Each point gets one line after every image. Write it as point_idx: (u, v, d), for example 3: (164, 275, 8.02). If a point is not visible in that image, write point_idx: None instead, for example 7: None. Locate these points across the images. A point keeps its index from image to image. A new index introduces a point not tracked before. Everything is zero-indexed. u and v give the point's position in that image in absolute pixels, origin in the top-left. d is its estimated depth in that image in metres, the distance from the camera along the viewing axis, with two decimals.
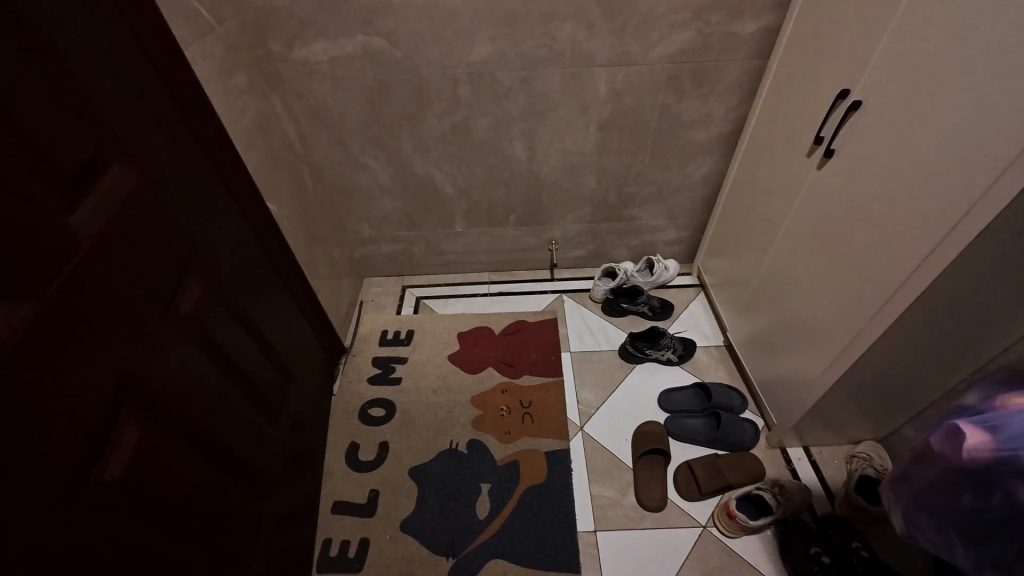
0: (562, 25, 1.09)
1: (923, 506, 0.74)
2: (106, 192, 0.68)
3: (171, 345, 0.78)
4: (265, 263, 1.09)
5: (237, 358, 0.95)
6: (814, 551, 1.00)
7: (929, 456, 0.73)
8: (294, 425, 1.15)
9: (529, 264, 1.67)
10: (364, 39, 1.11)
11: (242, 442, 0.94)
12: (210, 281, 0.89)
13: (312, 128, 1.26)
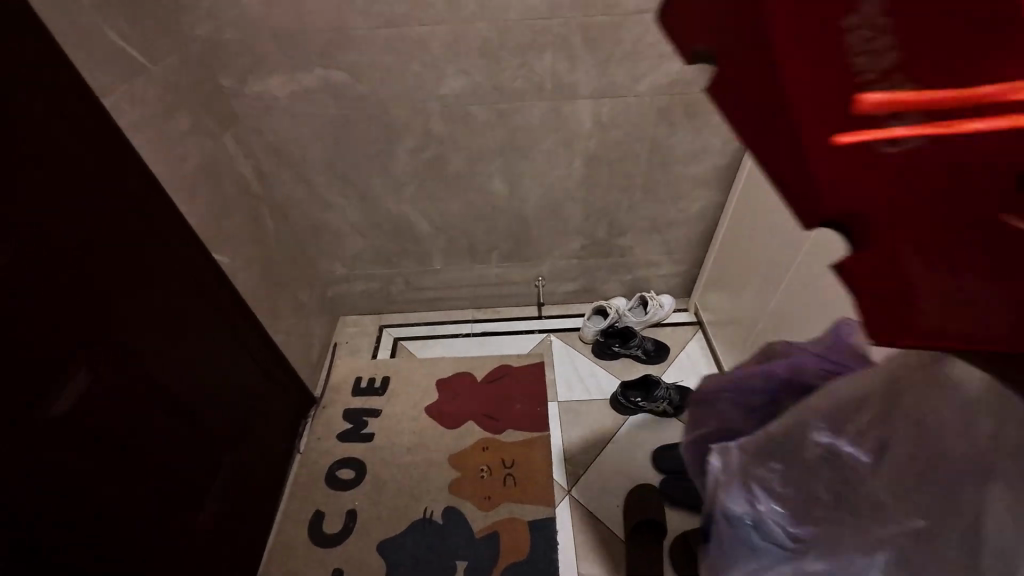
0: (542, 56, 1.00)
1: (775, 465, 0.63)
2: (47, 233, 0.66)
3: (162, 343, 0.85)
4: (244, 296, 1.08)
5: (227, 364, 1.02)
6: None
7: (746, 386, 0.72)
8: (259, 460, 1.12)
9: (515, 301, 1.56)
10: (324, 72, 1.02)
11: (221, 445, 1.00)
12: (204, 293, 0.95)
13: (273, 166, 1.16)
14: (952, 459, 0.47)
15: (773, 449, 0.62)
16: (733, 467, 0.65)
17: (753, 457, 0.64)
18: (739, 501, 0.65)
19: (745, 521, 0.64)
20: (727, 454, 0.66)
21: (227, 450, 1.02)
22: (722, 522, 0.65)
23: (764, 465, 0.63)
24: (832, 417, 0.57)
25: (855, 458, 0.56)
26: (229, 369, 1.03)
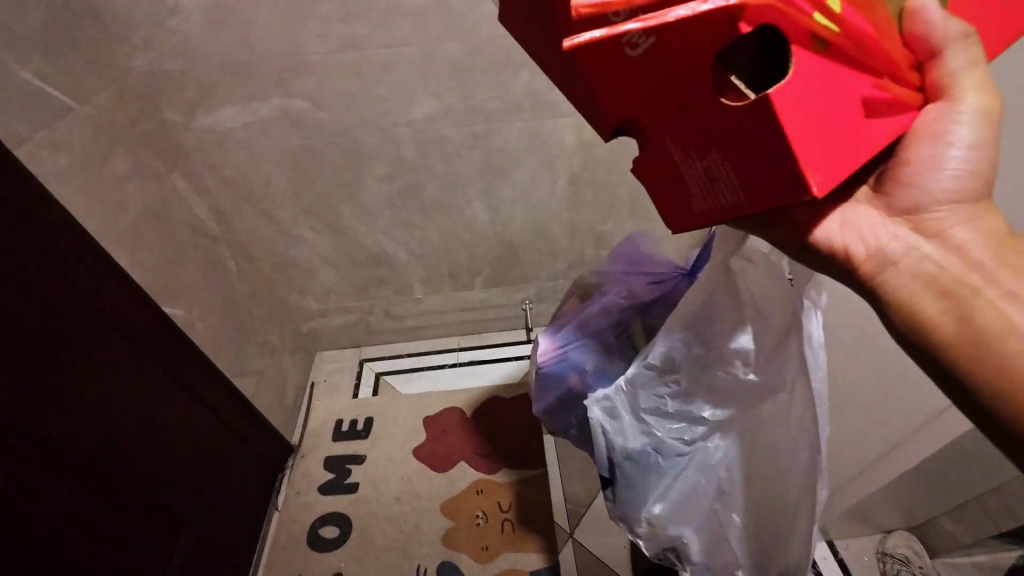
0: (518, 75, 0.93)
1: (665, 381, 0.61)
2: None
3: (107, 409, 0.76)
4: (207, 344, 1.00)
5: (190, 421, 0.93)
6: None
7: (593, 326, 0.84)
8: (228, 523, 1.03)
9: (503, 325, 1.47)
10: (280, 101, 0.93)
11: (184, 511, 0.91)
12: (159, 347, 0.86)
13: (230, 201, 1.07)
14: (773, 310, 0.56)
15: (663, 373, 0.61)
16: (626, 404, 0.63)
17: (643, 383, 0.62)
18: (636, 435, 0.63)
19: (651, 452, 0.62)
20: (621, 395, 0.63)
21: (192, 516, 0.93)
22: (624, 465, 0.64)
23: (658, 390, 0.62)
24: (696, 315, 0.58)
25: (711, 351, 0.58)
26: (193, 427, 0.94)
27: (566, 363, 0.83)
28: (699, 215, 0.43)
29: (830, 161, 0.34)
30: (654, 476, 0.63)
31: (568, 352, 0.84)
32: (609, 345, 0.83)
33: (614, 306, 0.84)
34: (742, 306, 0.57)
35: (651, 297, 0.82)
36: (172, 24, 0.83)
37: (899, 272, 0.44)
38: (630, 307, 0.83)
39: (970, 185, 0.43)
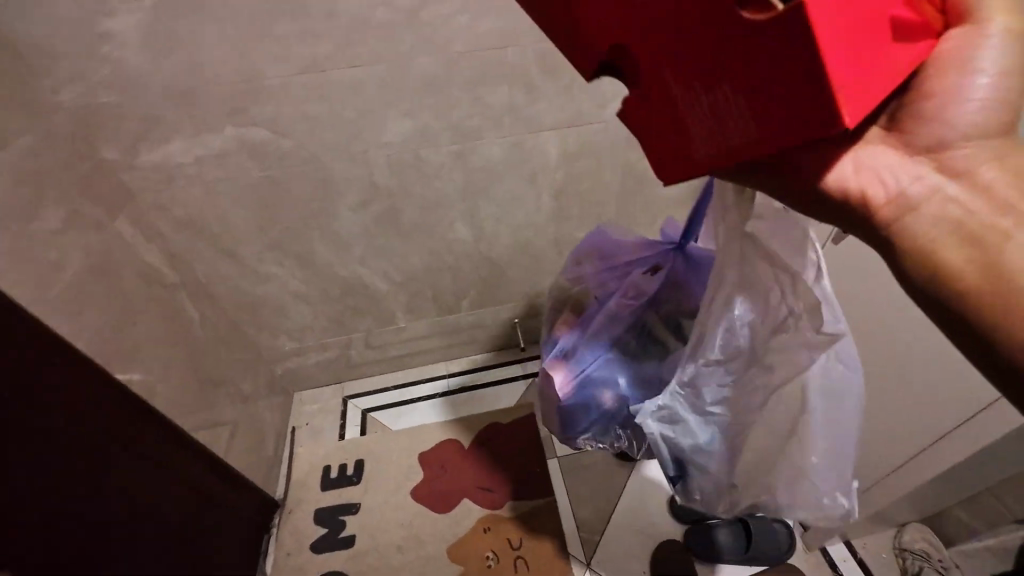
0: (497, 88, 0.88)
1: (720, 380, 0.67)
2: None
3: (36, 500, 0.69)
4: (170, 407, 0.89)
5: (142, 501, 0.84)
6: None
7: (600, 332, 0.86)
8: None
9: (493, 344, 1.39)
10: (236, 130, 0.84)
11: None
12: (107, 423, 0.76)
13: (187, 243, 0.97)
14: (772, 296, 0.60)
15: (727, 367, 0.66)
16: (687, 404, 0.69)
17: (707, 379, 0.67)
18: (702, 431, 0.70)
19: (714, 435, 0.70)
20: (681, 397, 0.68)
21: None
22: (695, 458, 0.72)
23: (720, 382, 0.67)
24: (731, 290, 0.62)
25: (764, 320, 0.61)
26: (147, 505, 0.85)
27: (594, 381, 0.85)
28: (704, 163, 0.42)
29: (858, 93, 0.33)
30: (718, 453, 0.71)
31: (593, 371, 0.85)
32: (633, 345, 0.85)
33: (622, 308, 0.85)
34: (772, 275, 0.58)
35: (655, 285, 0.85)
36: (104, 51, 0.73)
37: (918, 216, 0.44)
38: (638, 303, 0.85)
39: (992, 125, 0.44)
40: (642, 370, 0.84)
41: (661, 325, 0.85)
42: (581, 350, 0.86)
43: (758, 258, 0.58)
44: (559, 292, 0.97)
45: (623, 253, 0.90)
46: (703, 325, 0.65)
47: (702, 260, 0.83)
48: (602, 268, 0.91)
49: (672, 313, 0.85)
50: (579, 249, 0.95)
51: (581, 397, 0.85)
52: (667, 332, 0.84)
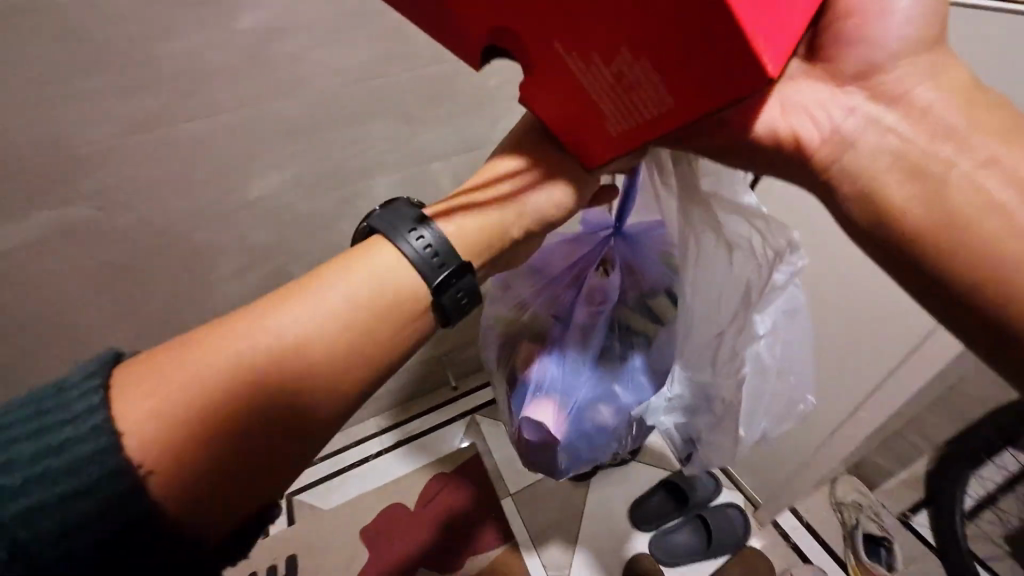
0: (372, 125, 0.81)
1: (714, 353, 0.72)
2: None
3: None
4: None
5: None
6: None
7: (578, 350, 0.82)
8: None
9: (424, 387, 1.25)
10: (55, 214, 0.69)
11: None
12: None
13: (27, 341, 0.81)
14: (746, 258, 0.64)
15: (716, 349, 0.71)
16: (690, 382, 0.78)
17: (696, 357, 0.74)
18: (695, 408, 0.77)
19: (714, 404, 0.77)
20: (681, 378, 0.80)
21: None
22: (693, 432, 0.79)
23: (712, 362, 0.72)
24: (712, 257, 0.66)
25: (750, 274, 0.64)
26: None
27: (587, 404, 0.81)
28: (618, 137, 0.43)
29: (774, 33, 0.33)
30: (723, 419, 0.76)
31: (581, 397, 0.81)
32: (614, 346, 0.84)
33: (589, 316, 0.83)
34: (745, 227, 0.63)
35: (613, 280, 0.82)
36: None
37: (855, 150, 0.45)
38: (603, 307, 0.82)
39: (920, 44, 0.45)
40: (629, 367, 0.83)
41: (633, 313, 0.84)
42: (563, 383, 0.81)
43: (731, 215, 0.63)
44: (507, 326, 0.88)
45: (561, 262, 0.86)
46: (690, 310, 0.71)
47: (644, 237, 0.83)
48: (551, 283, 0.86)
49: (639, 298, 0.84)
50: (507, 275, 0.87)
51: (580, 425, 0.82)
52: (639, 317, 0.84)
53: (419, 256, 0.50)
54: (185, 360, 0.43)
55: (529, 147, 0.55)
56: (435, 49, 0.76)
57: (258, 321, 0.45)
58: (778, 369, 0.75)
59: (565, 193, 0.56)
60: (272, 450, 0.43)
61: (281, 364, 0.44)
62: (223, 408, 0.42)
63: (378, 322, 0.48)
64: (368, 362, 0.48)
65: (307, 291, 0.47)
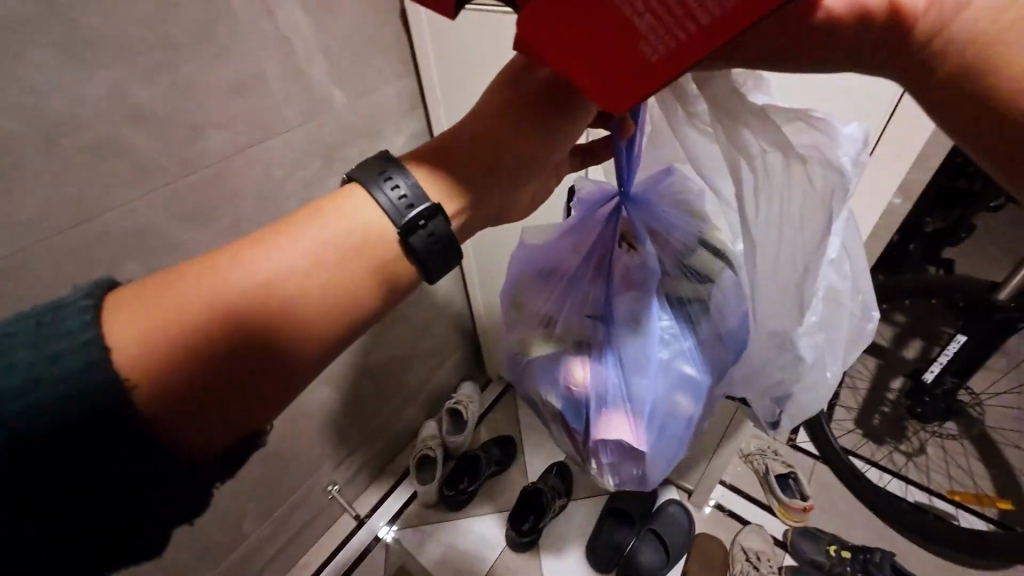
0: (115, 273, 0.58)
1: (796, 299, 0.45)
2: None
3: None
4: None
5: None
6: (833, 549, 0.99)
7: (622, 348, 0.56)
8: None
9: (318, 529, 1.15)
10: None
11: None
12: None
13: None
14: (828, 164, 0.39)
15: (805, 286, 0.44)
16: (774, 343, 0.50)
17: (782, 304, 0.46)
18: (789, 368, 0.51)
19: (803, 355, 0.50)
20: (770, 340, 0.50)
21: None
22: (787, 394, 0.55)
23: (796, 309, 0.46)
24: (785, 177, 0.40)
25: (833, 186, 0.39)
26: None
27: (658, 404, 0.56)
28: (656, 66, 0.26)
29: None
30: (799, 375, 0.51)
31: (654, 396, 0.56)
32: (666, 326, 0.56)
33: (629, 304, 0.55)
34: (810, 135, 0.39)
35: (643, 250, 0.54)
36: None
37: (972, 14, 0.26)
38: (644, 286, 0.55)
39: None
40: (691, 348, 0.57)
41: (675, 283, 0.56)
42: (623, 390, 0.56)
43: (791, 124, 0.39)
44: (537, 355, 0.60)
45: (568, 249, 0.60)
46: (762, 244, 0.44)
47: (659, 189, 0.55)
48: (558, 273, 0.60)
49: (679, 263, 0.56)
50: (515, 292, 0.63)
51: (663, 432, 0.58)
52: (687, 280, 0.56)
53: (391, 206, 0.34)
54: (155, 311, 0.30)
55: (516, 93, 0.37)
56: (181, 157, 0.58)
57: (239, 257, 0.32)
58: (839, 308, 0.50)
59: (544, 146, 0.38)
60: (273, 406, 0.32)
61: (256, 321, 0.31)
62: (199, 366, 0.30)
63: (370, 263, 0.34)
64: (358, 311, 0.34)
65: (295, 221, 0.34)
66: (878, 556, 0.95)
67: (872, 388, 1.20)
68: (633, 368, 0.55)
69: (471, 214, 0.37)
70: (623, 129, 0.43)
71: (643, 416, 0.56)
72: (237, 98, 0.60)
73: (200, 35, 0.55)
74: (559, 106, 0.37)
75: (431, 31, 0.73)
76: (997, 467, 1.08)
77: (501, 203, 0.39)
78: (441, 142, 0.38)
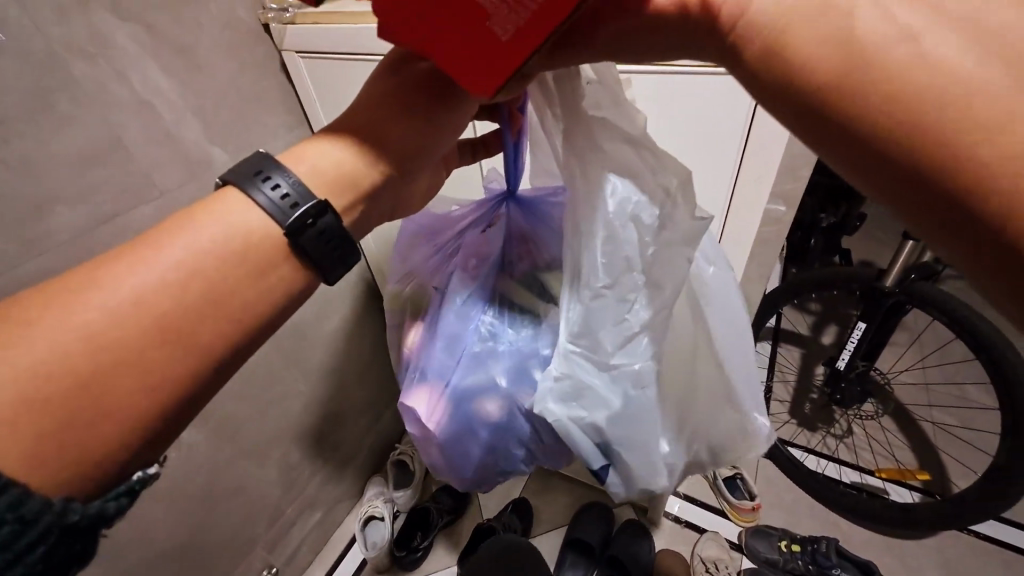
0: None
1: (593, 299, 0.43)
2: None
3: None
4: None
5: None
6: (784, 544, 1.01)
7: (446, 331, 0.52)
8: None
9: None
10: None
11: None
12: None
13: None
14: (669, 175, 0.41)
15: (622, 290, 0.42)
16: (590, 364, 0.44)
17: (604, 324, 0.43)
18: (600, 400, 0.44)
19: (608, 392, 0.44)
20: (577, 357, 0.44)
21: None
22: (596, 444, 0.46)
23: (614, 321, 0.43)
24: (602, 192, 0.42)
25: (641, 212, 0.42)
26: None
27: (472, 411, 0.50)
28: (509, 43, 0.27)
29: None
30: (604, 407, 0.45)
31: (460, 381, 0.51)
32: (489, 328, 0.52)
33: (459, 289, 0.54)
34: (636, 157, 0.42)
35: (493, 246, 0.55)
36: None
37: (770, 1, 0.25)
38: (481, 271, 0.55)
39: None
40: (525, 362, 0.50)
41: (511, 289, 0.54)
42: (437, 369, 0.52)
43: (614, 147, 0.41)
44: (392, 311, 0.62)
45: (456, 225, 0.59)
46: (574, 259, 0.43)
47: (551, 202, 0.54)
48: (435, 245, 0.60)
49: (529, 274, 0.54)
50: (400, 243, 0.63)
51: (469, 442, 0.52)
52: (532, 294, 0.53)
53: (273, 206, 0.32)
54: (15, 339, 0.27)
55: (400, 90, 0.34)
56: (22, 239, 0.52)
57: (104, 272, 0.29)
58: (712, 373, 0.50)
59: (407, 169, 0.36)
60: (184, 415, 0.31)
61: (118, 340, 0.28)
62: (86, 394, 0.27)
63: (258, 263, 0.32)
64: (259, 312, 0.32)
65: (168, 228, 0.31)
66: (824, 544, 0.98)
67: (800, 377, 1.26)
68: (452, 356, 0.52)
69: (367, 205, 0.36)
70: (515, 124, 0.43)
71: (449, 410, 0.51)
72: (92, 169, 0.55)
73: (31, 106, 0.49)
74: (434, 98, 0.35)
75: (313, 81, 0.71)
76: (915, 438, 1.15)
77: (399, 193, 0.38)
78: (340, 122, 0.36)
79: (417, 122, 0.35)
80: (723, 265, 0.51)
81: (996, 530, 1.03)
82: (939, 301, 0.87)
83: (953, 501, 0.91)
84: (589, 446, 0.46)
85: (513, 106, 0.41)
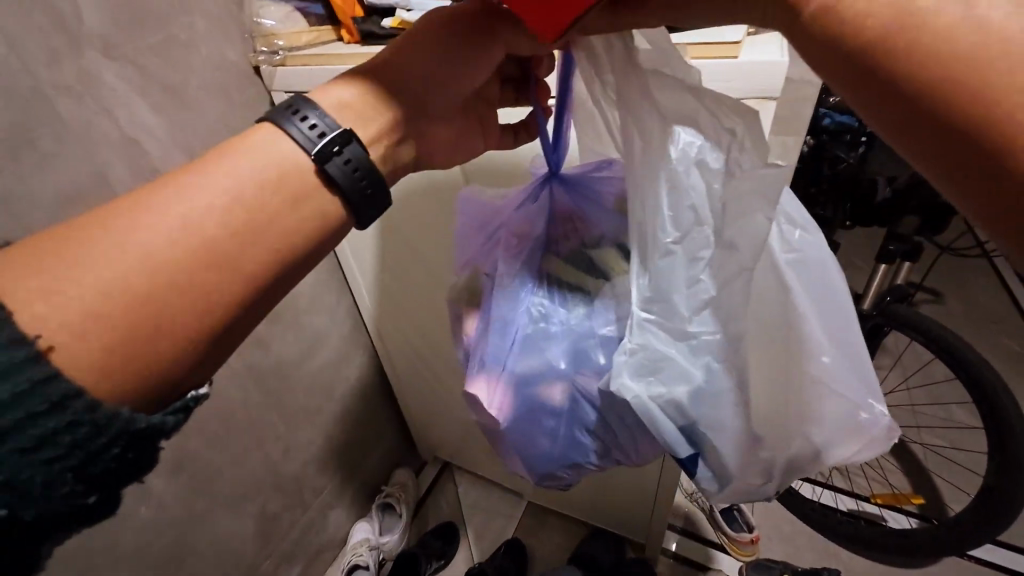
0: None
1: (666, 259, 0.37)
2: None
3: None
4: None
5: None
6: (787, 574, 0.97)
7: (497, 309, 0.46)
8: None
9: None
10: None
11: None
12: None
13: None
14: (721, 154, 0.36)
15: (694, 257, 0.37)
16: (663, 333, 0.38)
17: (678, 287, 0.38)
18: (681, 377, 0.38)
19: (691, 365, 0.38)
20: (652, 326, 0.38)
21: None
22: (683, 432, 0.39)
23: (686, 282, 0.38)
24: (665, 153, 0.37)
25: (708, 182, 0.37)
26: None
27: (533, 396, 0.44)
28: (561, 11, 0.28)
29: None
30: (686, 385, 0.38)
31: (516, 363, 0.44)
32: (543, 305, 0.46)
33: (508, 265, 0.47)
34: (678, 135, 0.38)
35: (533, 221, 0.49)
36: None
37: None
38: (522, 248, 0.48)
39: None
40: (587, 340, 0.43)
41: (564, 266, 0.47)
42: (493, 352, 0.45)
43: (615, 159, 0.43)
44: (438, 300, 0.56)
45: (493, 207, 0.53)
46: (635, 221, 0.38)
47: (597, 179, 0.50)
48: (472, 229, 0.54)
49: (580, 250, 0.47)
50: None
51: (532, 432, 0.44)
52: (587, 267, 0.46)
53: (302, 136, 0.32)
54: (77, 257, 0.27)
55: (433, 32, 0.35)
56: None
57: (146, 201, 0.29)
58: (803, 355, 0.43)
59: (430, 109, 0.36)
60: (224, 347, 0.31)
61: (166, 270, 0.28)
62: (137, 315, 0.27)
63: (292, 193, 0.31)
64: (294, 245, 0.32)
65: (206, 158, 0.31)
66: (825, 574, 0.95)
67: None
68: (508, 337, 0.45)
69: (390, 144, 0.35)
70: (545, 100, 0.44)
71: (508, 397, 0.44)
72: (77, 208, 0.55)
73: (14, 145, 0.49)
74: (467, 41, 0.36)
75: None
76: (906, 462, 1.15)
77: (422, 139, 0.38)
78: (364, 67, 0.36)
79: (445, 79, 0.36)
80: (818, 235, 0.44)
81: (995, 554, 1.02)
82: (915, 322, 0.90)
83: (946, 526, 0.91)
84: (674, 432, 0.38)
85: (540, 73, 0.42)
